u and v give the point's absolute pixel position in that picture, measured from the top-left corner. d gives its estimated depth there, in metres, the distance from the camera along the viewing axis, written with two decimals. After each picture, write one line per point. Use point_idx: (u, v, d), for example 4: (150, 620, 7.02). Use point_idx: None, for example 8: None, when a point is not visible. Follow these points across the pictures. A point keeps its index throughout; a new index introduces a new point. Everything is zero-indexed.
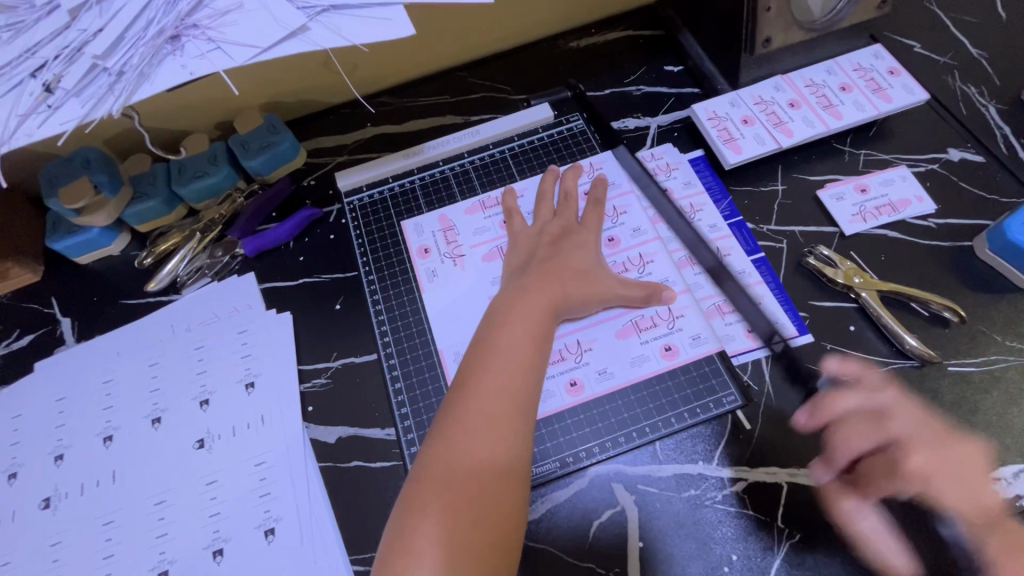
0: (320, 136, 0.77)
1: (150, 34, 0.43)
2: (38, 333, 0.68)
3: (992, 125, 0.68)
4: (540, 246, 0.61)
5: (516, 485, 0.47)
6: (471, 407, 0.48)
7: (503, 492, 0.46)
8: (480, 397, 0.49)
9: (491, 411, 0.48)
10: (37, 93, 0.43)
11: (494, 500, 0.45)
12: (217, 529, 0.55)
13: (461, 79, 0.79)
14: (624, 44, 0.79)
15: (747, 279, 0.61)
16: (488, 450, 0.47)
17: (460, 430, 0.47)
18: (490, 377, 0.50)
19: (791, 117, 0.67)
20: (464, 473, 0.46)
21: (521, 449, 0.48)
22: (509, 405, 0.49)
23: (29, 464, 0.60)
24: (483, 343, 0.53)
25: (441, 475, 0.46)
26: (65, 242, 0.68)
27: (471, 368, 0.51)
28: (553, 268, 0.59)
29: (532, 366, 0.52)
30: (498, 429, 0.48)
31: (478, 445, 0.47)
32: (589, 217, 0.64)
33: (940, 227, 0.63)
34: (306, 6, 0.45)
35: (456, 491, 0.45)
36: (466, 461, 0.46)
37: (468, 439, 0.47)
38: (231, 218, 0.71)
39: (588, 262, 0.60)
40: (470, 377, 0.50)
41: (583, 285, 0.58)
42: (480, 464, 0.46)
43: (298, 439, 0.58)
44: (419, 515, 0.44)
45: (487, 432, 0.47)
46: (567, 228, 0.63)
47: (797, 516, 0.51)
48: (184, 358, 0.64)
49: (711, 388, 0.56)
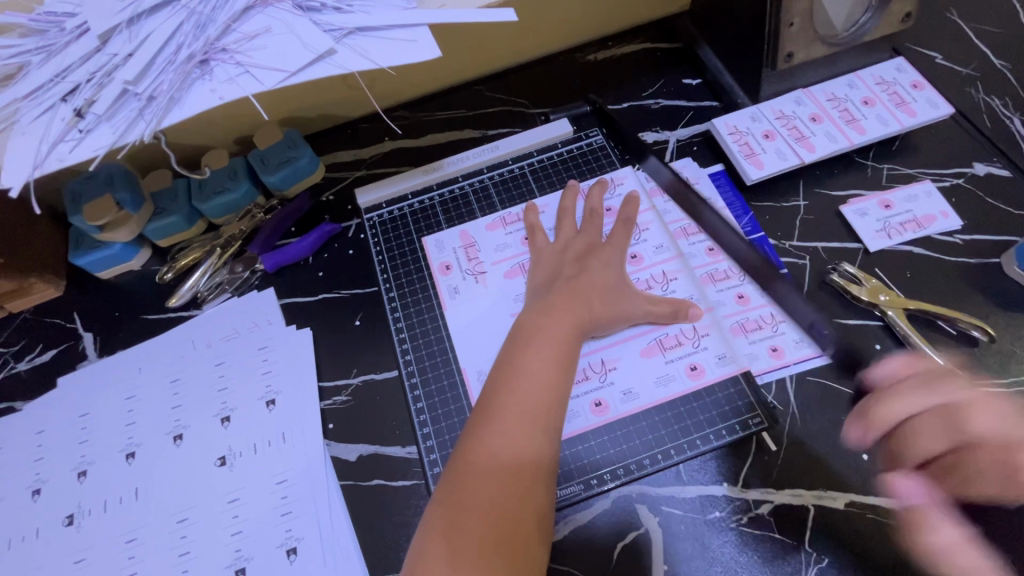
0: (339, 151, 0.77)
1: (180, 59, 0.44)
2: (61, 348, 0.68)
3: (1018, 138, 0.67)
4: (562, 264, 0.61)
5: (540, 497, 0.47)
6: (499, 414, 0.49)
7: (528, 503, 0.46)
8: (505, 417, 0.49)
9: (518, 419, 0.48)
10: (68, 118, 0.44)
11: (518, 510, 0.45)
12: (239, 548, 0.55)
13: (478, 93, 0.79)
14: (641, 57, 0.79)
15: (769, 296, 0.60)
16: (513, 462, 0.47)
17: (487, 437, 0.48)
18: (515, 397, 0.50)
19: (813, 132, 0.66)
20: (487, 480, 0.46)
21: (546, 460, 0.48)
22: (534, 426, 0.49)
23: (52, 480, 0.60)
24: (512, 353, 0.54)
25: (466, 481, 0.46)
26: (88, 258, 0.69)
27: (499, 379, 0.52)
28: (576, 286, 0.58)
29: (560, 378, 0.52)
30: (523, 438, 0.48)
31: (502, 464, 0.47)
32: (613, 235, 0.64)
33: (967, 243, 0.62)
34: (332, 29, 0.45)
35: (480, 497, 0.45)
36: (492, 467, 0.46)
37: (493, 447, 0.47)
38: (251, 234, 0.71)
39: (611, 280, 0.60)
40: (498, 385, 0.51)
41: (607, 303, 0.58)
42: (505, 471, 0.46)
43: (319, 457, 0.58)
44: (443, 518, 0.45)
45: (514, 439, 0.48)
46: (591, 244, 0.63)
47: (825, 540, 0.50)
48: (205, 375, 0.64)
49: (736, 410, 0.56)
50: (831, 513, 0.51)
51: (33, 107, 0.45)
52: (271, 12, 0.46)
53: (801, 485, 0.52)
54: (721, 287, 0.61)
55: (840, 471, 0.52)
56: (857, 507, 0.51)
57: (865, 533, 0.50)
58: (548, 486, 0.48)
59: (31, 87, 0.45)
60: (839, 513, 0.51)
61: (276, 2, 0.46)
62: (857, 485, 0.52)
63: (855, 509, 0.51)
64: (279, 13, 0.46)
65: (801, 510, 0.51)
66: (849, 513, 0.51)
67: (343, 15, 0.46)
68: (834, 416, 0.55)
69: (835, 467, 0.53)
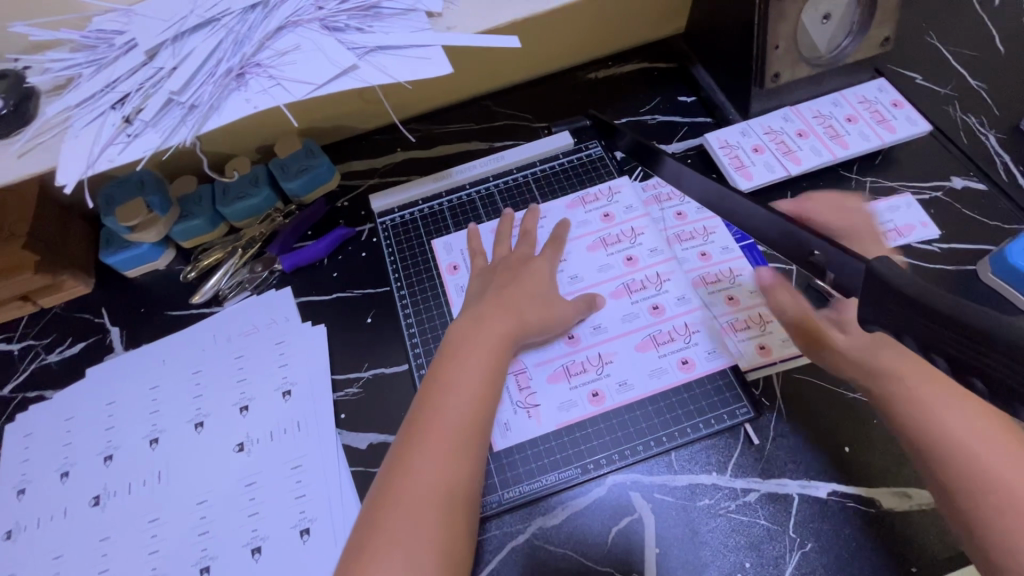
0: (353, 160, 0.82)
1: (220, 73, 0.49)
2: (90, 341, 0.72)
3: (993, 154, 0.71)
4: (494, 275, 0.65)
5: (465, 518, 0.49)
6: (430, 423, 0.52)
7: (448, 523, 0.48)
8: (436, 426, 0.51)
9: (436, 441, 0.50)
10: (117, 123, 0.48)
11: (434, 531, 0.47)
12: (255, 528, 0.58)
13: (485, 108, 0.84)
14: (640, 75, 0.84)
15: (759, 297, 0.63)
16: (443, 469, 0.49)
17: (406, 461, 0.50)
18: (444, 408, 0.52)
19: (799, 146, 0.71)
20: (405, 503, 0.47)
21: (465, 480, 0.50)
22: (464, 435, 0.52)
23: (79, 464, 0.64)
24: (437, 374, 0.56)
25: (385, 502, 0.48)
26: (118, 257, 0.73)
27: (424, 400, 0.54)
28: (509, 294, 0.62)
29: (484, 400, 0.54)
30: (453, 446, 0.51)
31: (433, 471, 0.49)
32: (545, 249, 0.68)
33: (945, 251, 0.66)
34: (356, 47, 0.50)
35: (398, 518, 0.47)
36: (412, 490, 0.48)
37: (414, 469, 0.49)
38: (270, 236, 0.75)
39: (541, 288, 0.64)
40: (421, 406, 0.53)
41: (540, 309, 0.61)
42: (424, 492, 0.48)
43: (332, 444, 0.62)
44: (364, 541, 0.46)
45: (441, 454, 0.50)
46: (524, 257, 0.67)
47: (808, 526, 0.53)
48: (225, 367, 0.68)
49: (724, 400, 0.59)
50: (814, 500, 0.54)
51: (87, 113, 0.50)
52: (301, 31, 0.51)
53: (786, 474, 0.56)
54: (713, 290, 0.65)
55: (822, 462, 0.56)
56: (839, 495, 0.54)
57: (846, 520, 0.53)
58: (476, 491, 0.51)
59: (84, 96, 0.50)
60: (822, 501, 0.54)
61: (306, 23, 0.51)
62: (839, 475, 0.55)
63: (837, 497, 0.54)
64: (308, 33, 0.51)
65: (786, 497, 0.55)
66: (832, 500, 0.54)
67: (365, 34, 0.51)
68: (815, 408, 0.58)
69: (818, 458, 0.56)
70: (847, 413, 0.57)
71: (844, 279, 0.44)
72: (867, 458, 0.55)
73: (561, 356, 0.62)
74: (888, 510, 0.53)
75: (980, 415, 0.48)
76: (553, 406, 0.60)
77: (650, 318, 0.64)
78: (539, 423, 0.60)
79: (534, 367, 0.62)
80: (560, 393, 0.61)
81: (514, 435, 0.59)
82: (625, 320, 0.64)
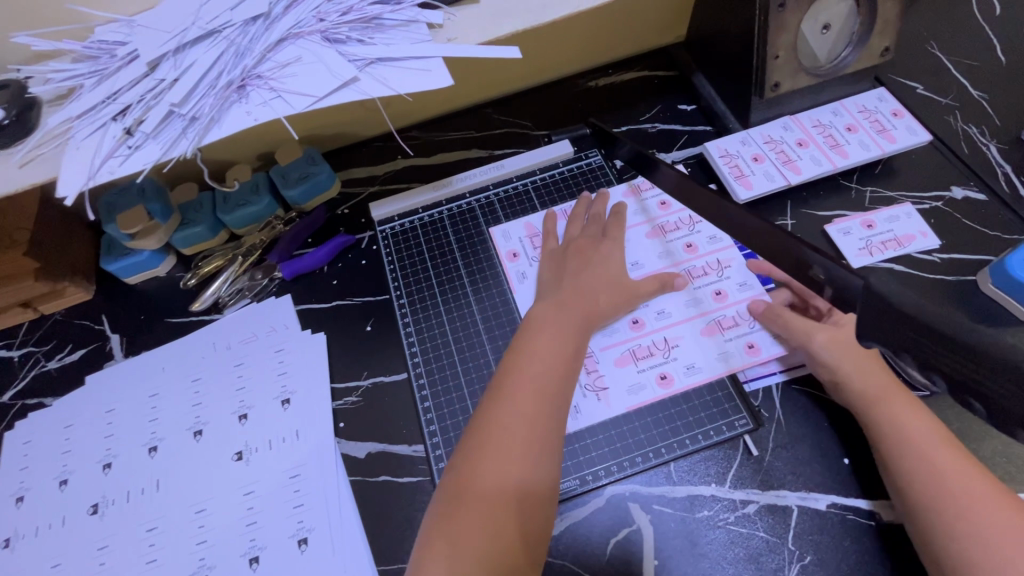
0: (354, 167, 0.82)
1: (220, 85, 0.49)
2: (89, 348, 0.72)
3: (993, 164, 0.71)
4: (567, 259, 0.65)
5: (540, 495, 0.49)
6: (510, 392, 0.53)
7: (530, 512, 0.48)
8: (513, 396, 0.52)
9: (519, 431, 0.50)
10: (118, 134, 0.49)
11: (519, 520, 0.48)
12: (253, 537, 0.58)
13: (486, 115, 0.84)
14: (640, 84, 0.84)
15: (747, 292, 0.64)
16: (522, 439, 0.50)
17: (489, 448, 0.50)
18: (523, 379, 0.53)
19: (799, 156, 0.71)
20: (490, 491, 0.48)
21: (548, 470, 0.50)
22: (542, 406, 0.52)
23: (78, 471, 0.64)
24: (516, 361, 0.55)
25: (468, 489, 0.48)
26: (119, 264, 0.73)
27: (502, 385, 0.53)
28: (582, 282, 0.63)
29: (564, 376, 0.55)
30: (532, 417, 0.51)
31: (512, 439, 0.50)
32: (612, 229, 0.69)
33: (945, 261, 0.66)
34: (356, 59, 0.50)
35: (483, 506, 0.47)
36: (495, 479, 0.48)
37: (496, 457, 0.49)
38: (270, 243, 0.76)
39: (611, 274, 0.64)
40: (502, 387, 0.53)
41: (612, 295, 0.62)
42: (507, 482, 0.48)
43: (331, 453, 0.62)
44: (445, 524, 0.47)
45: (519, 423, 0.51)
46: (593, 240, 0.67)
47: (807, 538, 0.53)
48: (224, 375, 0.68)
49: (723, 412, 0.59)
50: (813, 512, 0.54)
51: (87, 125, 0.50)
52: (302, 43, 0.51)
53: (785, 486, 0.55)
54: (701, 284, 0.66)
55: (822, 473, 0.56)
56: (838, 508, 0.54)
57: (844, 533, 0.53)
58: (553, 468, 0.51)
59: (85, 107, 0.50)
60: (821, 513, 0.54)
61: (306, 35, 0.51)
62: (838, 487, 0.55)
63: (837, 509, 0.54)
64: (309, 44, 0.51)
65: (785, 509, 0.54)
66: (831, 512, 0.54)
67: (366, 46, 0.51)
68: (814, 419, 0.58)
69: (817, 469, 0.56)
70: (848, 424, 0.57)
71: (840, 294, 0.43)
72: (866, 471, 0.55)
73: (627, 340, 0.63)
74: (888, 523, 0.53)
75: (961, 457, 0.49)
76: (622, 389, 0.61)
77: (714, 304, 0.64)
78: (608, 405, 0.60)
79: (601, 351, 0.63)
80: (628, 376, 0.62)
81: (585, 417, 0.60)
82: (689, 306, 0.65)
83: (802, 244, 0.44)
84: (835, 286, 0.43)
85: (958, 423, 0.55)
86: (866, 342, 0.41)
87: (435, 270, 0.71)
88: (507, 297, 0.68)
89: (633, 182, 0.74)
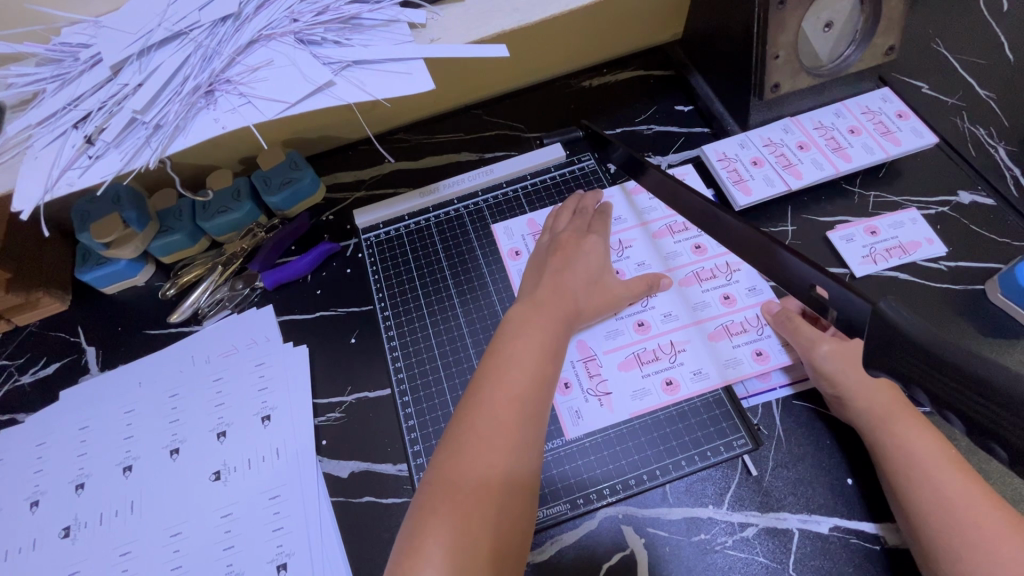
0: (339, 172, 0.79)
1: (187, 90, 0.46)
2: (63, 362, 0.70)
3: (1002, 167, 0.68)
4: (548, 256, 0.62)
5: (521, 500, 0.46)
6: (488, 393, 0.49)
7: (509, 520, 0.45)
8: (490, 399, 0.49)
9: (503, 418, 0.47)
10: (78, 144, 0.46)
11: (504, 509, 0.45)
12: (230, 563, 0.56)
13: (476, 117, 0.81)
14: (635, 84, 0.81)
15: (755, 297, 0.62)
16: (503, 442, 0.47)
17: (473, 436, 0.47)
18: (501, 381, 0.50)
19: (800, 159, 0.68)
20: (476, 480, 0.45)
21: (532, 457, 0.48)
22: (522, 408, 0.49)
23: (51, 492, 0.62)
24: (498, 350, 0.53)
25: (453, 479, 0.45)
26: (93, 274, 0.70)
27: (485, 373, 0.51)
28: (565, 278, 0.59)
29: (544, 376, 0.51)
30: (511, 419, 0.48)
31: (491, 442, 0.46)
32: (595, 224, 0.66)
33: (952, 269, 0.63)
34: (331, 62, 0.48)
35: (467, 501, 0.44)
36: (473, 485, 0.45)
37: (481, 444, 0.46)
38: (252, 252, 0.73)
39: (594, 270, 0.62)
40: (479, 391, 0.49)
41: (593, 298, 0.60)
42: (492, 470, 0.45)
43: (312, 472, 0.59)
44: (430, 516, 0.44)
45: (498, 426, 0.47)
46: (578, 237, 0.64)
47: (809, 564, 0.51)
48: (203, 390, 0.65)
49: (721, 431, 0.57)
50: (814, 536, 0.51)
51: (46, 133, 0.47)
52: (274, 45, 0.48)
53: (785, 508, 0.53)
54: (707, 287, 0.64)
55: (824, 495, 0.53)
56: (841, 531, 0.51)
57: (848, 558, 0.50)
58: (533, 470, 0.48)
59: (44, 114, 0.47)
60: (823, 537, 0.51)
61: (279, 37, 0.48)
62: (842, 509, 0.52)
63: (840, 532, 0.51)
64: (281, 46, 0.48)
65: (786, 533, 0.52)
66: (834, 536, 0.51)
67: (341, 48, 0.48)
68: (817, 438, 0.56)
69: (819, 490, 0.53)
70: (852, 442, 0.55)
71: (846, 315, 0.41)
72: (871, 492, 0.52)
73: (632, 343, 0.61)
74: (894, 548, 0.50)
75: (974, 484, 0.46)
76: (626, 394, 0.59)
77: (721, 309, 0.62)
78: (611, 411, 0.58)
79: (604, 353, 0.61)
80: (632, 381, 0.60)
81: (586, 423, 0.58)
82: (696, 308, 0.63)
83: (791, 254, 0.43)
84: (841, 306, 0.40)
85: (967, 442, 0.52)
86: (873, 370, 0.38)
87: (422, 277, 0.69)
88: (494, 304, 0.66)
89: (627, 185, 0.72)
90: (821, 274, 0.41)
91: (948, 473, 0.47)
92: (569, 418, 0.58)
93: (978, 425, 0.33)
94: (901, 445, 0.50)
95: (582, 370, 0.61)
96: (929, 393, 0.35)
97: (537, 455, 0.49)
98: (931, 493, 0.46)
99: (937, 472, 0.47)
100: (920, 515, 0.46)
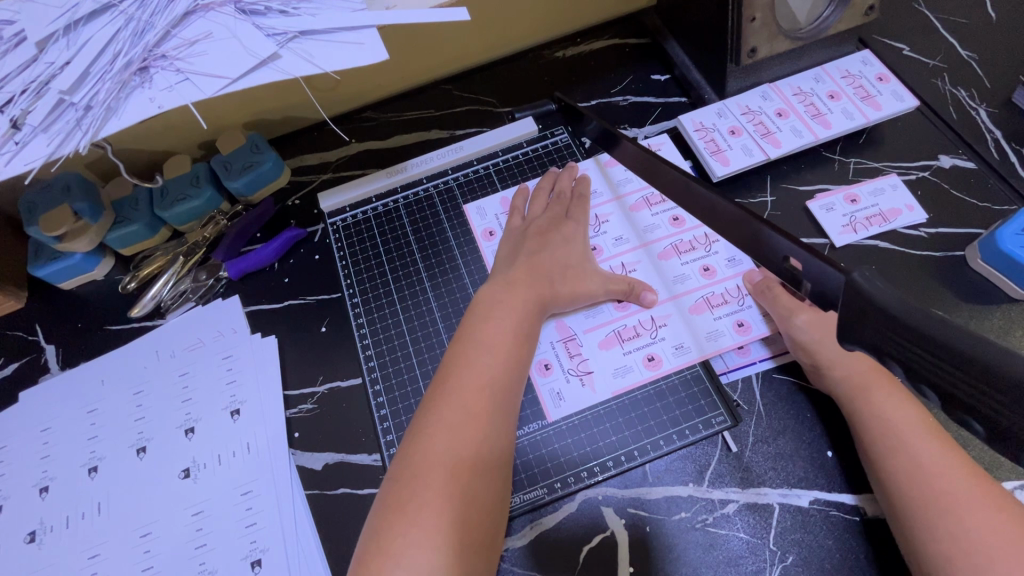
0: (304, 154, 0.76)
1: (118, 67, 0.43)
2: (22, 362, 0.67)
3: (983, 129, 0.67)
4: (523, 241, 0.61)
5: (494, 488, 0.45)
6: (458, 382, 0.48)
7: (482, 508, 0.43)
8: (463, 389, 0.47)
9: (475, 406, 0.46)
10: (3, 129, 0.42)
11: (476, 498, 0.43)
12: (203, 561, 0.55)
13: (445, 92, 0.78)
14: (610, 53, 0.78)
15: (735, 267, 0.61)
16: (475, 431, 0.45)
17: (443, 425, 0.45)
18: (472, 369, 0.49)
19: (779, 127, 0.66)
20: (446, 470, 0.43)
21: (504, 444, 0.47)
22: (495, 398, 0.48)
23: (14, 497, 0.60)
24: (466, 336, 0.51)
25: (423, 469, 0.43)
26: (48, 270, 0.67)
27: (453, 361, 0.50)
28: (540, 261, 0.58)
29: (516, 363, 0.51)
30: (482, 407, 0.47)
31: (462, 434, 0.45)
32: (575, 211, 0.64)
33: (931, 236, 0.62)
34: (276, 33, 0.44)
35: (439, 492, 0.42)
36: (445, 474, 0.43)
37: (451, 433, 0.45)
38: (215, 240, 0.70)
39: (568, 253, 0.60)
40: (449, 380, 0.48)
41: (568, 280, 0.58)
42: (463, 459, 0.44)
43: (284, 466, 0.58)
44: (400, 512, 0.42)
45: (469, 415, 0.46)
46: (554, 221, 0.63)
47: (790, 538, 0.50)
48: (169, 385, 0.63)
49: (699, 409, 0.56)
50: (794, 510, 0.51)
51: None
52: (213, 16, 0.45)
53: (765, 483, 0.52)
54: (686, 259, 0.62)
55: (804, 469, 0.52)
56: (821, 504, 0.51)
57: (828, 530, 0.50)
58: (506, 461, 0.47)
59: None
60: (803, 510, 0.51)
61: (217, 7, 0.45)
62: (822, 482, 0.52)
63: (820, 505, 0.51)
64: (221, 17, 0.45)
65: (766, 508, 0.51)
66: (814, 509, 0.51)
67: (287, 17, 0.44)
68: (797, 413, 0.55)
69: (799, 464, 0.53)
70: (831, 415, 0.54)
71: (820, 287, 0.39)
72: (850, 465, 0.52)
73: (611, 321, 0.60)
74: (874, 518, 0.50)
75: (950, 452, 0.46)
76: (608, 373, 0.58)
77: (701, 281, 0.61)
78: (593, 391, 0.57)
79: (584, 333, 0.60)
80: (613, 359, 0.58)
81: (568, 405, 0.57)
82: (675, 282, 0.61)
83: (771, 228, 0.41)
84: (815, 278, 0.39)
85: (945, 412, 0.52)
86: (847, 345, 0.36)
87: (391, 261, 0.67)
88: (466, 286, 0.64)
89: (600, 158, 0.69)
90: (794, 245, 0.39)
91: (926, 442, 0.46)
92: (551, 399, 0.57)
93: (957, 401, 0.32)
94: (880, 415, 0.49)
95: (563, 351, 0.59)
96: (906, 368, 0.33)
97: (510, 443, 0.48)
98: (907, 462, 0.46)
99: (914, 441, 0.47)
100: (898, 487, 0.46)
